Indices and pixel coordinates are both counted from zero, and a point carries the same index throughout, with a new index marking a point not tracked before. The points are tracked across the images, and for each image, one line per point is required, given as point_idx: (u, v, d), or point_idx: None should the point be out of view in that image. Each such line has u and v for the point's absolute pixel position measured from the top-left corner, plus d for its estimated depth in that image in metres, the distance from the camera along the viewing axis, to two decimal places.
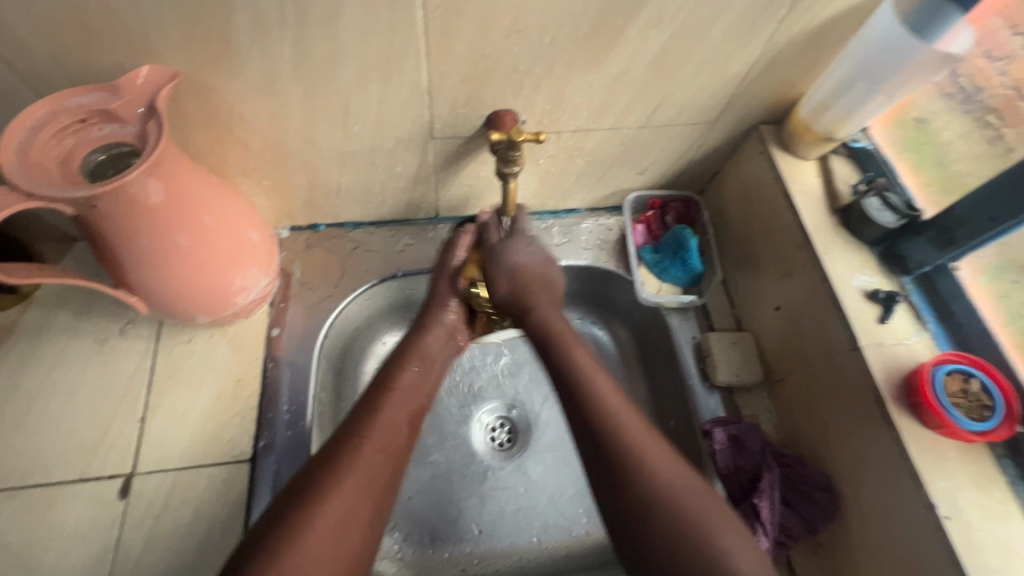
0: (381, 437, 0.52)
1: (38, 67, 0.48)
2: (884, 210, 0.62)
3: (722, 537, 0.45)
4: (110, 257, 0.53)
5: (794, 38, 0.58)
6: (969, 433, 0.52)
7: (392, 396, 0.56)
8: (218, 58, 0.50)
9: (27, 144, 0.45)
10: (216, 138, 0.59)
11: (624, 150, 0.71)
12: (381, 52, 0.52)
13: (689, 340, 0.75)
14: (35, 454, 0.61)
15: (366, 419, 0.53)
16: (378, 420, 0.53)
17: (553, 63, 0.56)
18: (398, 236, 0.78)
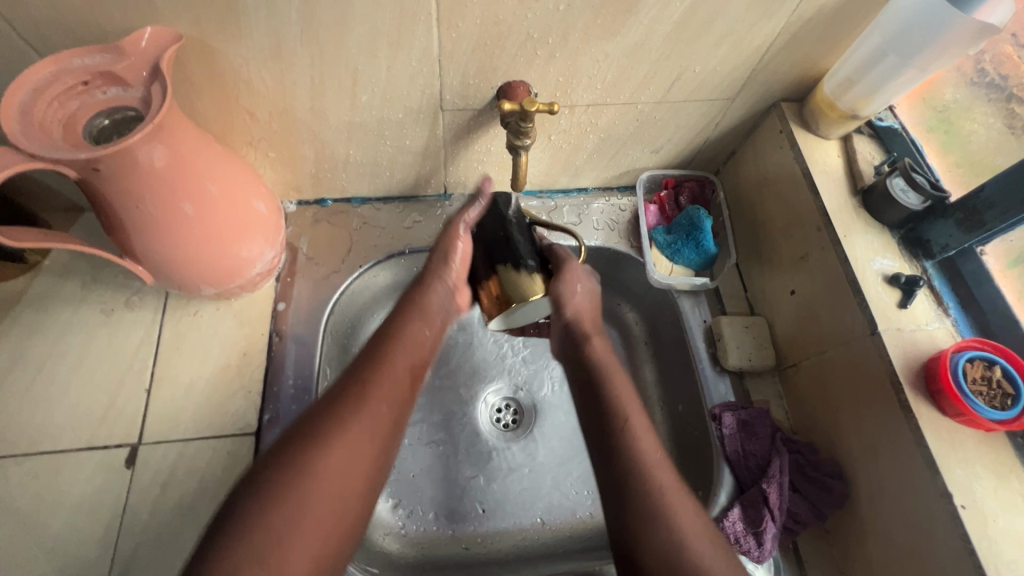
0: (384, 388, 0.52)
1: (39, 26, 0.47)
2: (908, 191, 0.60)
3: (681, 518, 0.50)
4: (114, 224, 0.52)
5: (822, 7, 0.56)
6: (990, 421, 0.50)
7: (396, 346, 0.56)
8: (224, 20, 0.49)
9: (29, 105, 0.44)
10: (222, 105, 0.58)
11: (638, 127, 0.69)
12: (391, 17, 0.50)
13: (700, 324, 0.73)
14: (43, 421, 0.61)
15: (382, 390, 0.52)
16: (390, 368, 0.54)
17: (568, 31, 0.54)
18: (406, 212, 0.77)
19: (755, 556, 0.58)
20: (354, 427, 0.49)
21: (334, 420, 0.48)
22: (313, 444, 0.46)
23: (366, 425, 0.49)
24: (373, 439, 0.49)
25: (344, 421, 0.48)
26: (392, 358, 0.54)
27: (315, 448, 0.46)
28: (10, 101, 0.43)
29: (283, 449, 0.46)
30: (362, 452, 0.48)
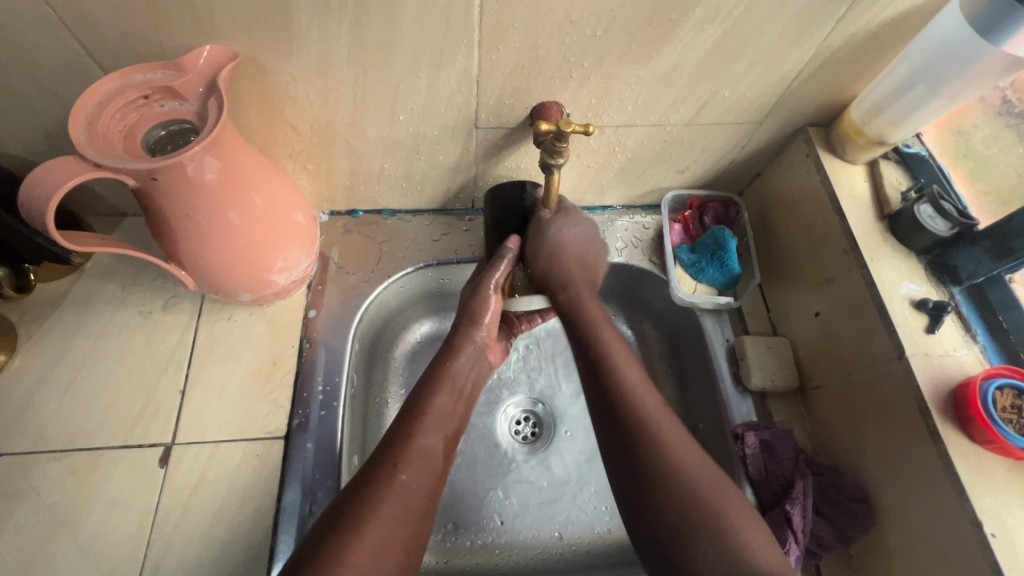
0: (421, 462, 0.53)
1: (106, 43, 0.50)
2: (936, 218, 0.61)
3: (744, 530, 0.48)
4: (165, 231, 0.54)
5: (852, 38, 0.57)
6: (1020, 449, 0.50)
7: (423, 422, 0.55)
8: (278, 40, 0.51)
9: (95, 117, 0.47)
10: (267, 119, 0.60)
11: (665, 148, 0.71)
12: (436, 38, 0.53)
13: (723, 343, 0.74)
14: (82, 419, 0.63)
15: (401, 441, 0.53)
16: (412, 448, 0.53)
17: (603, 55, 0.56)
18: (434, 225, 0.79)
19: None
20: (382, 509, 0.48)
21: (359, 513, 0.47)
22: (369, 504, 0.48)
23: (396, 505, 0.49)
24: (404, 518, 0.49)
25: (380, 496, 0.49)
26: (420, 436, 0.54)
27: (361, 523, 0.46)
28: (78, 112, 0.45)
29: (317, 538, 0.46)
30: (401, 526, 0.48)
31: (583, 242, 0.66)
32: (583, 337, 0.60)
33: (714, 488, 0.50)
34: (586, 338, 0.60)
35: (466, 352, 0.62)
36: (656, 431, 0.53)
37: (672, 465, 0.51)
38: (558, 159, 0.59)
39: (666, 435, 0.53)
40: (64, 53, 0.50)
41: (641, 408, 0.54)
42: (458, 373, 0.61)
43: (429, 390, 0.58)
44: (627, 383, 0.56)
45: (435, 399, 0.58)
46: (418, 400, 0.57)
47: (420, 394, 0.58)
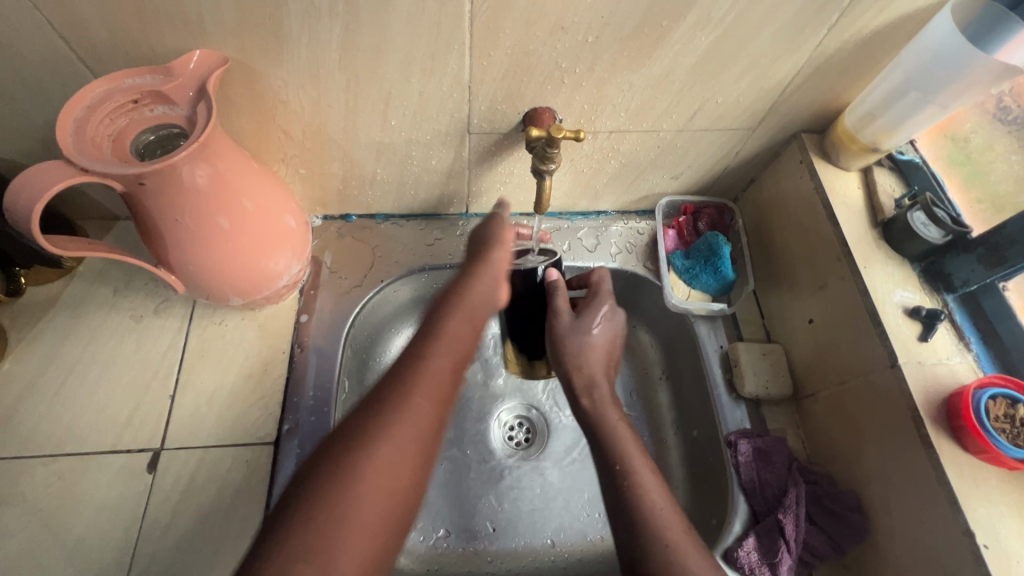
0: (431, 387, 0.45)
1: (96, 48, 0.50)
2: (929, 225, 0.60)
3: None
4: (154, 235, 0.54)
5: (845, 45, 0.57)
6: (1013, 459, 0.50)
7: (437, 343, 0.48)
8: (268, 45, 0.51)
9: (84, 121, 0.47)
10: (259, 124, 0.60)
11: (659, 153, 0.70)
12: (426, 44, 0.52)
13: (716, 349, 0.74)
14: (71, 423, 0.63)
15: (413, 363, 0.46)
16: (424, 371, 0.46)
17: (595, 61, 0.56)
18: (427, 230, 0.79)
19: None
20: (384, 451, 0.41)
21: (346, 466, 0.40)
22: (346, 479, 0.40)
23: (410, 435, 0.43)
24: (404, 477, 0.42)
25: (403, 410, 0.43)
26: (430, 361, 0.47)
27: (350, 483, 0.40)
28: (66, 117, 0.45)
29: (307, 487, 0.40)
30: (389, 489, 0.41)
31: (607, 342, 0.65)
32: (608, 451, 0.58)
33: (694, 557, 0.49)
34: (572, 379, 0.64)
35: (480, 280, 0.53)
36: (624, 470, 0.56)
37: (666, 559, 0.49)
38: (552, 161, 0.59)
39: (660, 524, 0.51)
40: (55, 58, 0.50)
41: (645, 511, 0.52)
42: (479, 301, 0.52)
43: (440, 314, 0.50)
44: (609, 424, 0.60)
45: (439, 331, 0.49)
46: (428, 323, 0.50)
47: (430, 318, 0.50)
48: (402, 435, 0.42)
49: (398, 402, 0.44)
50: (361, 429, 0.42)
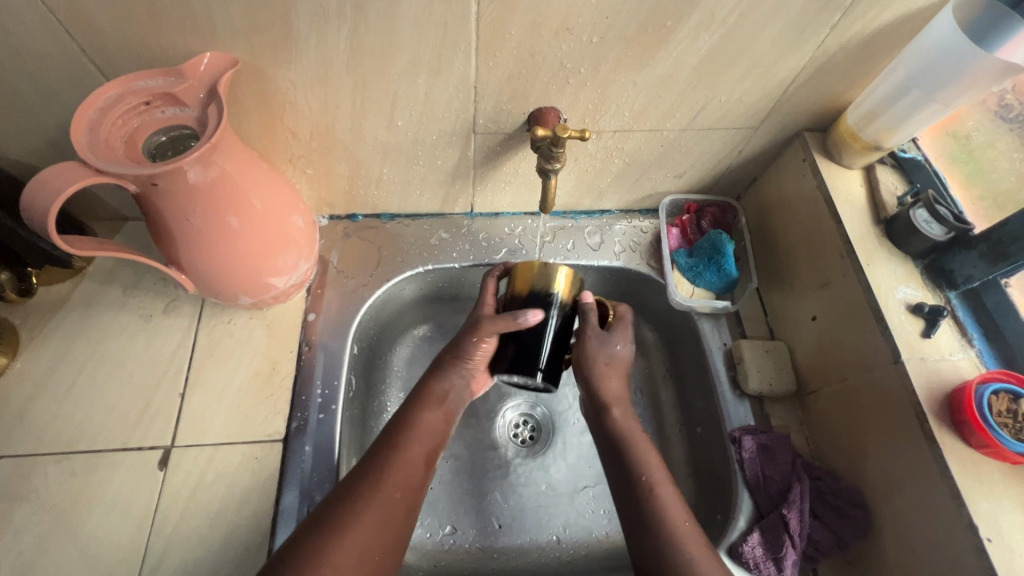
0: (402, 478, 0.54)
1: (107, 49, 0.50)
2: (932, 222, 0.61)
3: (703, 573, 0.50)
4: (165, 235, 0.55)
5: (847, 44, 0.57)
6: (1015, 454, 0.50)
7: (413, 435, 0.57)
8: (278, 46, 0.52)
9: (97, 123, 0.47)
10: (267, 124, 0.61)
11: (662, 153, 0.71)
12: (432, 45, 0.53)
13: (720, 347, 0.74)
14: (83, 422, 0.64)
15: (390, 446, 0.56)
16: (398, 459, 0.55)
17: (600, 61, 0.57)
18: (432, 229, 0.80)
19: None
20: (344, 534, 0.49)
21: (312, 549, 0.47)
22: (318, 560, 0.47)
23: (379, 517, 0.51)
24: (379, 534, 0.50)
25: (365, 514, 0.50)
26: (405, 447, 0.56)
27: (323, 558, 0.47)
28: (80, 119, 0.46)
29: (279, 568, 0.46)
30: (360, 558, 0.48)
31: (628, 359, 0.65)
32: (620, 448, 0.59)
33: (695, 549, 0.51)
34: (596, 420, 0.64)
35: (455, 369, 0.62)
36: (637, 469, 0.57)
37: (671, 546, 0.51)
38: (558, 161, 0.59)
39: (666, 513, 0.53)
40: (67, 59, 0.51)
41: (652, 501, 0.54)
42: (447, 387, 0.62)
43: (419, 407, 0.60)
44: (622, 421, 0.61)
45: (427, 418, 0.59)
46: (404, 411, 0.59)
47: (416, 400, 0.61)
48: (373, 516, 0.51)
49: (378, 496, 0.52)
50: (342, 521, 0.49)
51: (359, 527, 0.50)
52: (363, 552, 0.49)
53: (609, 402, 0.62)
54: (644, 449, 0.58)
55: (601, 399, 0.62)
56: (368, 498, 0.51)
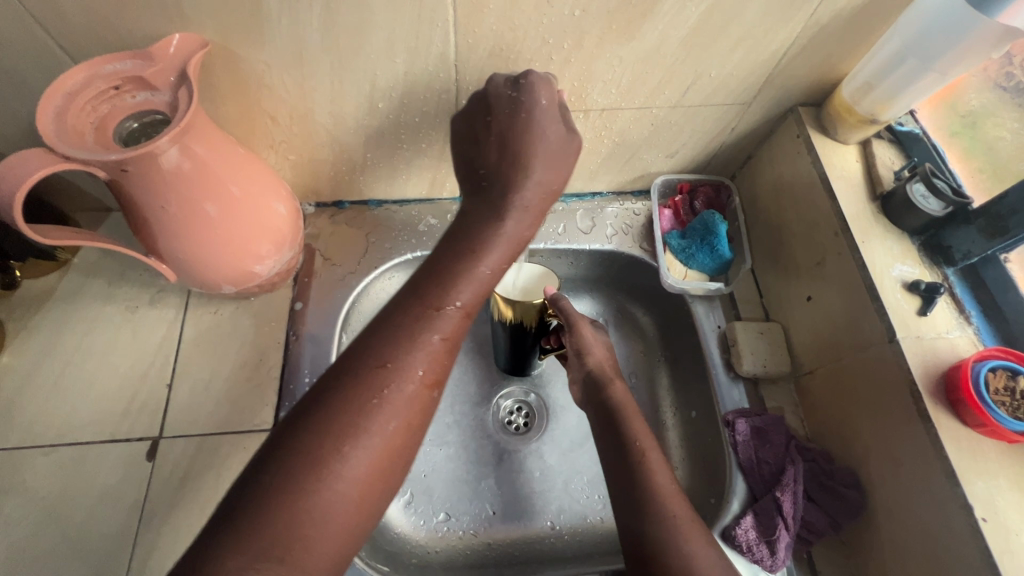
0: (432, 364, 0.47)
1: (75, 34, 0.49)
2: (929, 197, 0.59)
3: (691, 540, 0.50)
4: (141, 223, 0.54)
5: (841, 13, 0.55)
6: (1012, 432, 0.49)
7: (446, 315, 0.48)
8: (249, 28, 0.50)
9: (65, 109, 0.46)
10: (245, 110, 0.59)
11: (653, 131, 0.69)
12: (409, 22, 0.51)
13: (714, 329, 0.73)
14: (71, 413, 0.63)
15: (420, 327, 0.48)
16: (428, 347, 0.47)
17: (583, 37, 0.55)
18: (421, 215, 0.78)
19: (768, 565, 0.57)
20: (366, 432, 0.43)
21: (324, 453, 0.41)
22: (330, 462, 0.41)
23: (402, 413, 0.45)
24: (400, 435, 0.45)
25: (382, 415, 0.44)
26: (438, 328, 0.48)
27: (336, 458, 0.41)
28: (46, 104, 0.45)
29: (284, 467, 0.40)
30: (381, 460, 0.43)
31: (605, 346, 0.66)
32: (620, 428, 0.59)
33: (680, 512, 0.52)
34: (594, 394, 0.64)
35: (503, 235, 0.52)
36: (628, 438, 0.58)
37: (671, 535, 0.50)
38: None
39: (652, 477, 0.54)
40: (33, 44, 0.50)
41: (654, 491, 0.53)
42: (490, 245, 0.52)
43: (458, 274, 0.50)
44: (617, 398, 0.62)
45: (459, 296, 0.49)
46: (443, 279, 0.50)
47: (454, 262, 0.51)
48: (390, 420, 0.44)
49: (396, 399, 0.45)
50: (350, 423, 0.43)
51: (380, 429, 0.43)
52: (385, 458, 0.44)
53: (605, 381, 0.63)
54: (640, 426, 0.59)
55: (604, 376, 0.64)
56: (390, 392, 0.45)
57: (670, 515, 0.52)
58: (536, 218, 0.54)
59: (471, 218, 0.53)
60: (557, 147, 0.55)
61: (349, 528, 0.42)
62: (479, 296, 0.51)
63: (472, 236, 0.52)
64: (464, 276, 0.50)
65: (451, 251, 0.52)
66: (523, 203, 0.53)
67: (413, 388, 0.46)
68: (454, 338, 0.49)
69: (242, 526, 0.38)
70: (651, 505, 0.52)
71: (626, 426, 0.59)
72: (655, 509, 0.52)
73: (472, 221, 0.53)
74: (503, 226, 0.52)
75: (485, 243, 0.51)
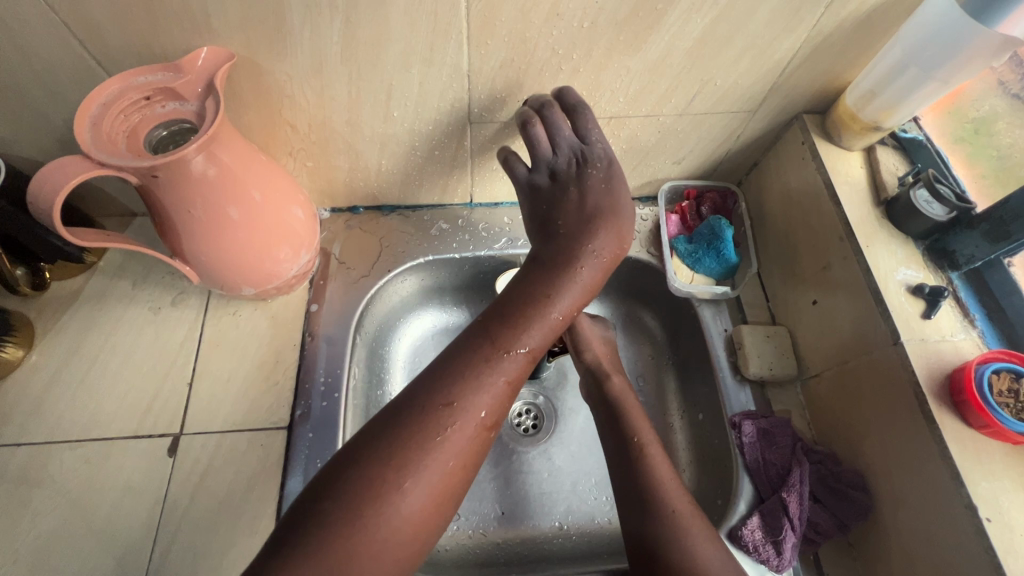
0: (491, 406, 0.50)
1: (109, 47, 0.52)
2: (933, 202, 0.60)
3: (692, 536, 0.51)
4: (167, 226, 0.56)
5: (844, 23, 0.57)
6: (1017, 434, 0.50)
7: (506, 362, 0.51)
8: (272, 41, 0.53)
9: (99, 118, 0.48)
10: (267, 118, 0.62)
11: (660, 139, 0.71)
12: (425, 35, 0.54)
13: (721, 333, 0.74)
14: (96, 410, 0.66)
15: (483, 372, 0.50)
16: (488, 387, 0.50)
17: (591, 48, 0.57)
18: (433, 220, 0.81)
19: (774, 565, 0.58)
20: (428, 468, 0.46)
21: (382, 484, 0.44)
22: (388, 492, 0.44)
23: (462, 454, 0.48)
24: (456, 471, 0.47)
25: (442, 455, 0.47)
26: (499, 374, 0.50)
27: (396, 487, 0.45)
28: (83, 114, 0.47)
29: (344, 490, 0.44)
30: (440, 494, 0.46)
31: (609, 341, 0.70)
32: (621, 425, 0.61)
33: (680, 506, 0.53)
34: (598, 390, 0.65)
35: (569, 287, 0.56)
36: (631, 435, 0.59)
37: (674, 531, 0.52)
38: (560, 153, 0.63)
39: (654, 471, 0.56)
40: (69, 57, 0.53)
41: (657, 488, 0.54)
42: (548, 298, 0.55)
43: (524, 323, 0.53)
44: (622, 396, 0.63)
45: (524, 343, 0.52)
46: (506, 327, 0.53)
47: (521, 311, 0.54)
48: (452, 455, 0.47)
49: (457, 437, 0.47)
50: (413, 459, 0.46)
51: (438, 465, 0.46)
52: (442, 490, 0.47)
53: (607, 373, 0.66)
54: (643, 424, 0.60)
55: (605, 369, 0.66)
56: (450, 432, 0.47)
57: (672, 510, 0.53)
58: (606, 267, 0.59)
59: (539, 262, 0.58)
60: (627, 210, 0.61)
61: (402, 553, 0.45)
62: (546, 341, 0.54)
63: (539, 286, 0.55)
64: (535, 322, 0.53)
65: (523, 298, 0.55)
66: (594, 257, 0.58)
67: (473, 428, 0.48)
68: (516, 382, 0.51)
69: (308, 542, 0.42)
70: (652, 502, 0.54)
71: (630, 424, 0.60)
72: (656, 504, 0.53)
73: (541, 272, 0.57)
74: (568, 282, 0.56)
75: (554, 293, 0.55)
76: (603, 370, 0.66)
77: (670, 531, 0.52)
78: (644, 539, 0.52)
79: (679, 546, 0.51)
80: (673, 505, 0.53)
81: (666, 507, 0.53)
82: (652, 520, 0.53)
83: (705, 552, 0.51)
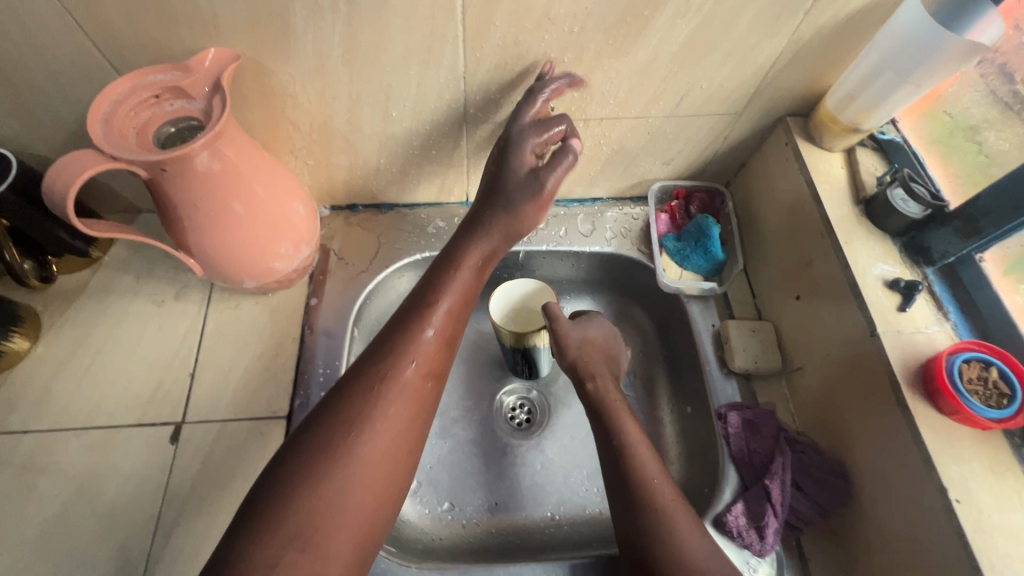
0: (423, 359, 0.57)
1: (121, 47, 0.54)
2: (909, 201, 0.62)
3: (679, 530, 0.54)
4: (173, 219, 0.58)
5: (822, 29, 0.59)
6: (986, 420, 0.52)
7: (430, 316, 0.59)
8: (277, 42, 0.55)
9: (111, 114, 0.51)
10: (270, 117, 0.64)
11: (649, 140, 0.73)
12: (422, 38, 0.56)
13: (709, 328, 0.76)
14: (101, 399, 0.68)
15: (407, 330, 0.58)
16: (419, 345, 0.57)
17: (582, 52, 0.60)
18: (429, 218, 0.83)
19: (757, 550, 0.60)
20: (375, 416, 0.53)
21: (341, 435, 0.52)
22: (344, 444, 0.52)
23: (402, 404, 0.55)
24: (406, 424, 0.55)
25: (385, 403, 0.54)
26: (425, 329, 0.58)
27: (346, 440, 0.52)
28: (96, 110, 0.50)
29: (306, 446, 0.51)
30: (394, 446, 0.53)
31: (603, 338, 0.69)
32: (605, 424, 0.62)
33: (666, 501, 0.56)
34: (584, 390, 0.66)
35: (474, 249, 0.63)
36: (617, 433, 0.61)
37: (663, 525, 0.54)
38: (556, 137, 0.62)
39: (641, 467, 0.58)
40: (83, 57, 0.55)
41: (644, 483, 0.57)
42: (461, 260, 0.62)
43: (439, 285, 0.61)
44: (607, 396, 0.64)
45: (440, 301, 0.60)
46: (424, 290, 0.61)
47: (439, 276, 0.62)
48: (392, 404, 0.54)
49: (394, 387, 0.55)
50: (351, 411, 0.53)
51: (385, 419, 0.53)
52: (394, 441, 0.54)
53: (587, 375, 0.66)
54: (629, 422, 0.62)
55: (585, 371, 0.66)
56: (390, 384, 0.55)
57: (659, 505, 0.55)
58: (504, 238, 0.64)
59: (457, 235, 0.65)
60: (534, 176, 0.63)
61: (367, 498, 0.52)
62: (460, 298, 0.61)
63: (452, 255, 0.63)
64: (448, 283, 0.61)
65: (437, 264, 0.63)
66: (491, 231, 0.63)
67: (408, 375, 0.56)
68: (443, 335, 0.59)
69: (276, 496, 0.49)
70: (639, 497, 0.56)
71: (617, 422, 0.62)
72: (644, 500, 0.56)
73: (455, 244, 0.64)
74: (469, 250, 0.63)
75: (459, 258, 0.62)
76: (587, 369, 0.66)
77: (658, 525, 0.54)
78: (633, 533, 0.55)
79: (664, 536, 0.53)
80: (661, 498, 0.56)
81: (654, 501, 0.55)
82: (639, 513, 0.55)
83: (692, 542, 0.53)
